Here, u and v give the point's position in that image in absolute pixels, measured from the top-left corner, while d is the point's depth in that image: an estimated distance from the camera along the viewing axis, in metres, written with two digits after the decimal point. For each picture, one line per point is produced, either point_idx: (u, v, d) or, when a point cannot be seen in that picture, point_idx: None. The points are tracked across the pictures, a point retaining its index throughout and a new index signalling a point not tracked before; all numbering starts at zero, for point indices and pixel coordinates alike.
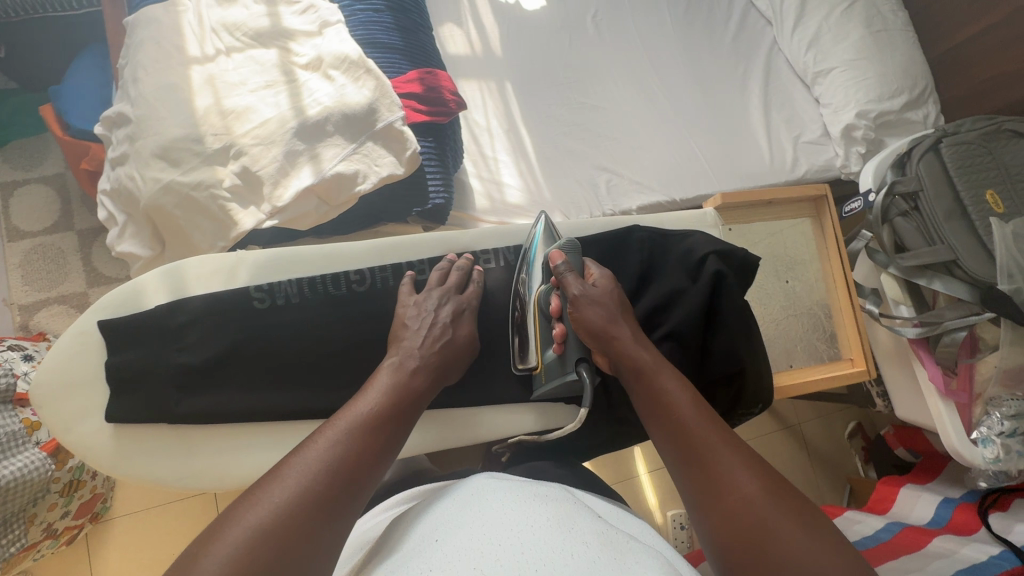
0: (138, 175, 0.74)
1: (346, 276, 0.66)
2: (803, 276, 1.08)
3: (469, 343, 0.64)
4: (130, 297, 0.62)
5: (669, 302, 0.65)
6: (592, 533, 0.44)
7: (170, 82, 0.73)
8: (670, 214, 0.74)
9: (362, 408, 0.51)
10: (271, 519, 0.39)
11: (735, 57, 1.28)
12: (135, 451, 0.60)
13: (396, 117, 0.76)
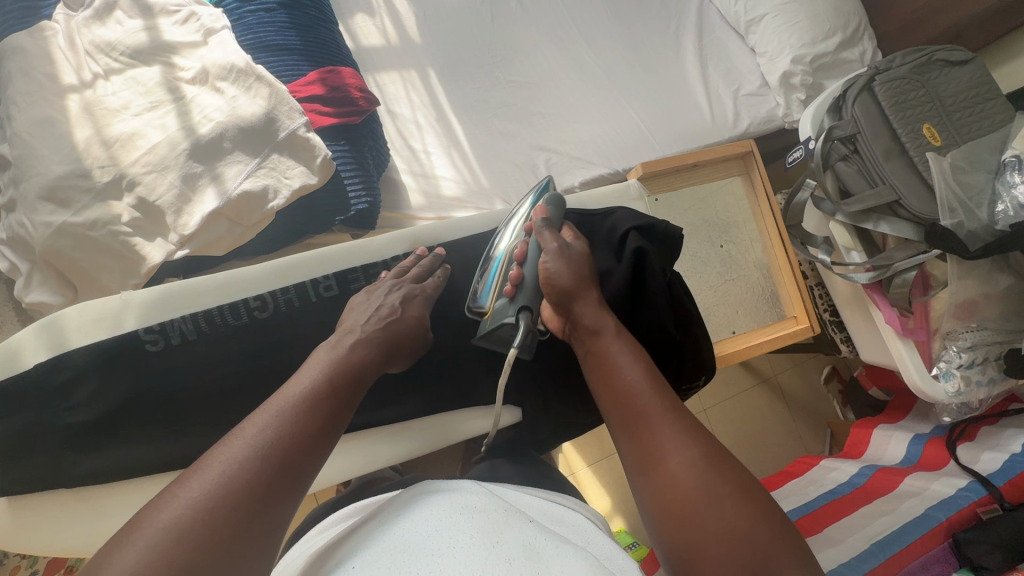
0: (27, 221, 0.68)
1: (246, 304, 0.63)
2: (737, 238, 1.05)
3: (419, 326, 0.60)
4: (5, 359, 0.57)
5: (596, 285, 0.63)
6: (522, 538, 0.40)
7: (46, 116, 0.67)
8: (590, 192, 0.72)
9: (300, 386, 0.47)
10: (190, 515, 0.35)
11: (666, 14, 1.23)
12: (39, 518, 0.58)
13: (298, 124, 0.72)
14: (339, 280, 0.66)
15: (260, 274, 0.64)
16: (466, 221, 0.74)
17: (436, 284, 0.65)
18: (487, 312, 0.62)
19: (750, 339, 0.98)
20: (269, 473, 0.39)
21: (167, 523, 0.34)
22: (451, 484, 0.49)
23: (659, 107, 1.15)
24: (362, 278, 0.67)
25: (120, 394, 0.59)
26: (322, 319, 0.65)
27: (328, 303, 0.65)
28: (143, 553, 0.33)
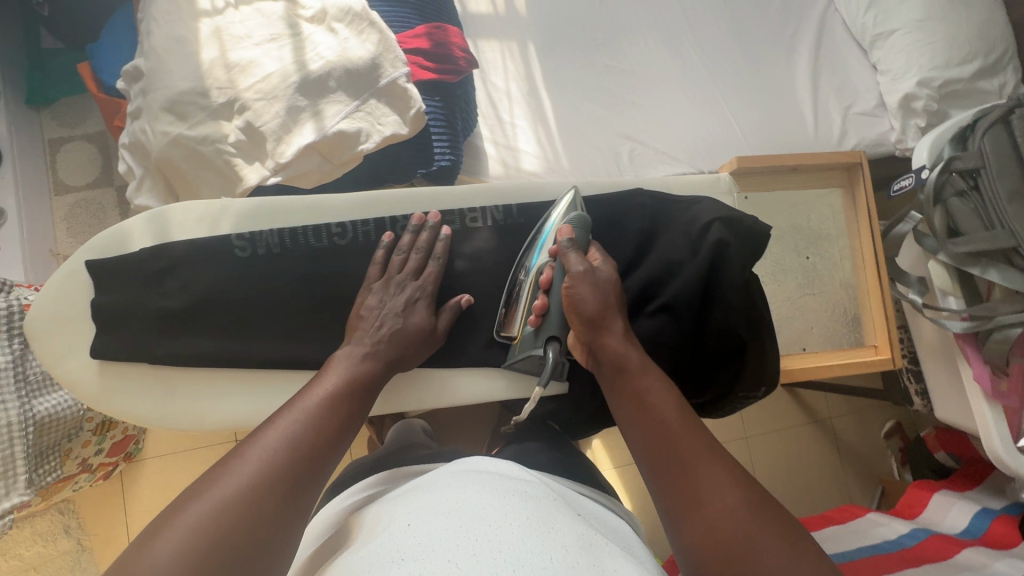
0: (149, 128, 0.75)
1: (327, 229, 0.67)
2: (827, 251, 1.00)
3: (424, 332, 0.62)
4: (116, 239, 0.65)
5: (662, 274, 0.60)
6: (572, 533, 0.42)
7: (180, 34, 0.73)
8: (675, 176, 0.67)
9: (324, 389, 0.53)
10: (237, 490, 0.40)
11: (786, 17, 1.16)
12: (120, 389, 0.65)
13: (400, 74, 0.73)
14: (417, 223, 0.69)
15: (345, 204, 0.68)
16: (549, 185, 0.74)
17: (434, 271, 0.66)
18: (516, 338, 0.66)
19: (820, 359, 0.93)
20: (303, 464, 0.45)
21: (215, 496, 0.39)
22: (476, 467, 0.53)
23: (759, 115, 1.10)
24: (437, 226, 0.70)
25: (198, 293, 0.64)
26: (396, 255, 0.68)
27: (402, 241, 0.69)
28: (195, 520, 0.37)
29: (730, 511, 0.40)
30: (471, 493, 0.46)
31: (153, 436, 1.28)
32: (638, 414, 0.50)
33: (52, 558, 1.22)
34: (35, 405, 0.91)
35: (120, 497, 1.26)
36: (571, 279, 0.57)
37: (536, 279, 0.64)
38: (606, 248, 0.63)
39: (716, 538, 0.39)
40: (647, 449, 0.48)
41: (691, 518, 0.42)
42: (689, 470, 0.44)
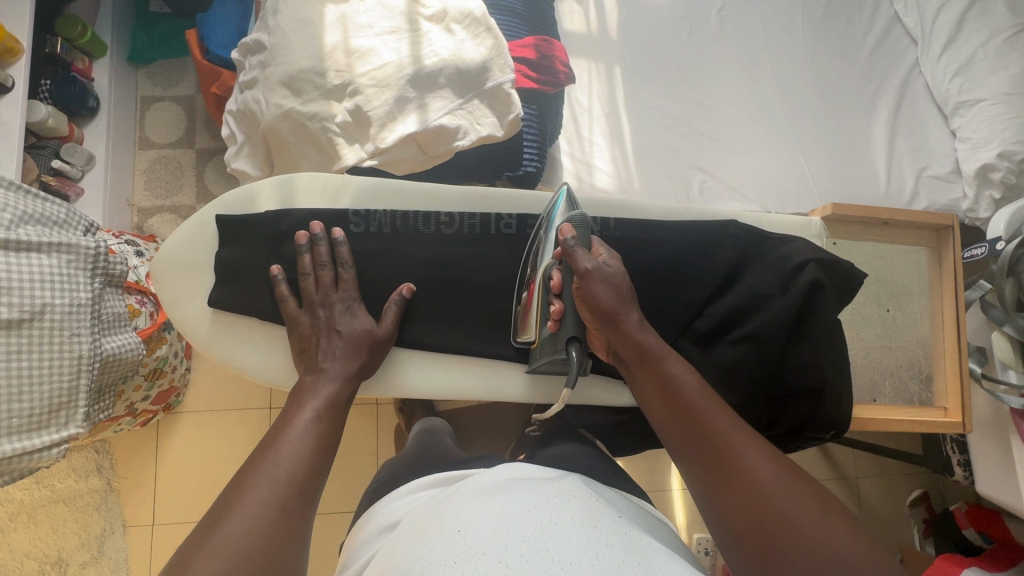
0: (263, 99, 0.80)
1: (437, 217, 0.75)
2: (907, 307, 0.98)
3: (365, 333, 0.68)
4: (247, 200, 0.73)
5: (749, 305, 0.61)
6: (617, 531, 0.47)
7: (307, 16, 0.78)
8: (775, 217, 0.69)
9: (299, 412, 0.60)
10: (250, 524, 0.48)
11: (870, 73, 1.18)
12: (223, 336, 0.72)
13: (506, 80, 0.77)
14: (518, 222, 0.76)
15: (458, 196, 0.76)
16: None
17: (349, 281, 0.70)
18: (536, 342, 0.69)
19: (889, 413, 0.91)
20: (295, 488, 0.52)
21: (231, 533, 0.47)
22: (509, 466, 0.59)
23: (831, 165, 1.11)
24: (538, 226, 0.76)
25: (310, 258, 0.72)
26: (496, 249, 0.76)
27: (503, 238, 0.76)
28: (222, 555, 0.45)
29: (758, 484, 0.50)
30: (509, 487, 0.50)
31: (193, 390, 1.33)
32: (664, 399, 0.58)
33: (82, 493, 1.26)
34: (102, 344, 0.95)
35: (154, 445, 1.31)
36: (582, 277, 0.59)
37: (546, 282, 0.65)
38: (694, 271, 0.64)
39: (753, 505, 0.49)
40: (675, 431, 0.56)
41: (724, 492, 0.51)
42: (721, 451, 0.53)
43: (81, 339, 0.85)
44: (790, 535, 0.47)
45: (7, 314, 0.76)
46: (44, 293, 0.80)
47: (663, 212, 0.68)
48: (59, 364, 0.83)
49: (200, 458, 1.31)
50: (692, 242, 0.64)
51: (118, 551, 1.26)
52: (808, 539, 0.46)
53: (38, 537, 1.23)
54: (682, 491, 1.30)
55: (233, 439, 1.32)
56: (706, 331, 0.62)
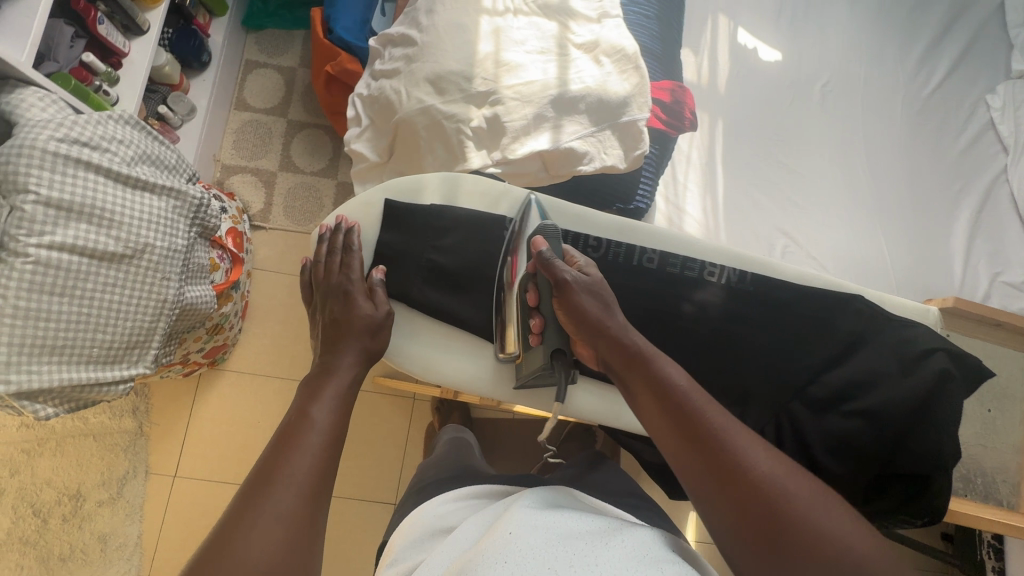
0: (403, 91, 0.82)
1: (586, 239, 0.74)
2: (1006, 409, 0.98)
3: (364, 315, 0.73)
4: (415, 190, 0.82)
5: (868, 379, 0.64)
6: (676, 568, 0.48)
7: (463, 22, 0.81)
8: (894, 299, 0.72)
9: (310, 415, 0.59)
10: (265, 539, 0.47)
11: (958, 172, 1.20)
12: None
13: (641, 117, 0.79)
14: (660, 259, 0.74)
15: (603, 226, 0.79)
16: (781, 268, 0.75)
17: (362, 281, 0.76)
18: (521, 357, 0.78)
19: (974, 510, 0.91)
20: (307, 497, 0.52)
21: (249, 548, 0.46)
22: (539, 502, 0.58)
23: (909, 252, 1.14)
24: (677, 266, 0.73)
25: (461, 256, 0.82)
26: (637, 281, 0.73)
27: (645, 271, 0.73)
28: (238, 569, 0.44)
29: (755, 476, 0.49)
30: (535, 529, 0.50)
31: (240, 351, 1.34)
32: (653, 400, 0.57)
33: (112, 431, 1.27)
34: (185, 291, 0.98)
35: (191, 398, 1.31)
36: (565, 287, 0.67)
37: (524, 301, 0.76)
38: (816, 337, 0.70)
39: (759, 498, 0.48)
40: (666, 431, 0.55)
41: (722, 488, 0.49)
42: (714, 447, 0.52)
43: (169, 284, 0.93)
44: (796, 524, 0.46)
45: (114, 247, 0.85)
46: (148, 234, 0.89)
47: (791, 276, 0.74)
48: (145, 302, 0.91)
49: (233, 419, 1.32)
50: (816, 305, 0.71)
51: (136, 495, 1.26)
52: (815, 526, 0.46)
53: (62, 466, 1.24)
54: (699, 544, 1.30)
55: (269, 406, 1.33)
56: (823, 397, 0.66)
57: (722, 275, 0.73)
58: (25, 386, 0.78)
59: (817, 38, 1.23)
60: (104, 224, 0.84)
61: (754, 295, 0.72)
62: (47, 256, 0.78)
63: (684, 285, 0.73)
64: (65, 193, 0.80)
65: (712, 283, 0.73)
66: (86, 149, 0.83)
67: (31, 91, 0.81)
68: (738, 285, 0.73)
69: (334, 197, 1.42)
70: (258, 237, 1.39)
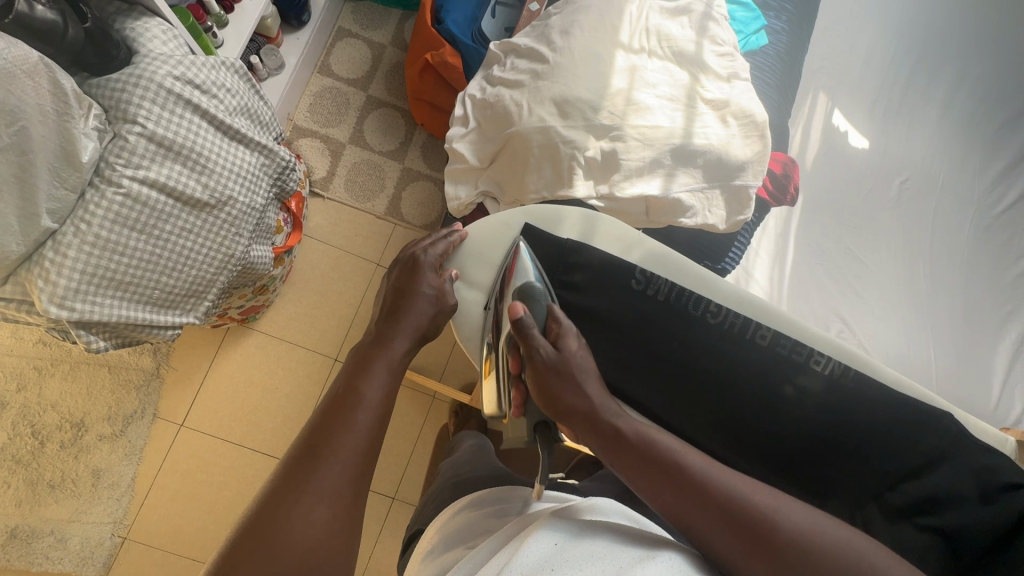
0: (525, 106, 0.82)
1: (706, 304, 0.74)
2: None
3: (430, 297, 0.70)
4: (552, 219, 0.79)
5: (945, 496, 0.62)
6: None
7: (599, 53, 0.81)
8: (976, 420, 0.72)
9: (359, 390, 0.56)
10: (311, 520, 0.46)
11: (1012, 293, 1.22)
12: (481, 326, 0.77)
13: (753, 184, 0.82)
14: (771, 337, 0.73)
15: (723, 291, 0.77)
16: (879, 368, 0.74)
17: (433, 259, 0.74)
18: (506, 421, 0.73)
19: None
20: (349, 478, 0.50)
21: (296, 528, 0.45)
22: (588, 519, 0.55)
23: (954, 361, 1.15)
24: (787, 348, 0.73)
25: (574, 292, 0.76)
26: (747, 355, 0.73)
27: (754, 346, 0.73)
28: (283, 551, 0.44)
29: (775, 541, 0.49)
30: (587, 558, 0.47)
31: (272, 313, 1.32)
32: (646, 484, 0.55)
33: (129, 367, 1.25)
34: (251, 250, 0.97)
35: (213, 350, 1.29)
36: (541, 365, 0.63)
37: (505, 367, 0.70)
38: (901, 446, 0.67)
39: (784, 552, 0.49)
40: (671, 515, 0.53)
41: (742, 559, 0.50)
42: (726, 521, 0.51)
43: (239, 241, 0.92)
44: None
45: (200, 194, 0.83)
46: (233, 186, 0.88)
47: (892, 381, 0.73)
48: (214, 254, 0.89)
49: (250, 379, 1.29)
50: (913, 418, 0.68)
51: (138, 437, 1.23)
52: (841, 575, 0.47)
53: (70, 392, 1.22)
54: None
55: (289, 374, 1.31)
56: (897, 505, 0.64)
57: (826, 366, 0.72)
58: (87, 316, 0.76)
59: (903, 135, 1.26)
60: (197, 169, 0.83)
61: (857, 394, 0.70)
62: (140, 190, 0.77)
63: (787, 368, 0.72)
64: (170, 131, 0.79)
65: (817, 372, 0.71)
66: (197, 91, 0.82)
67: (156, 24, 0.83)
68: (842, 380, 0.70)
69: (396, 180, 1.42)
70: (313, 204, 1.38)
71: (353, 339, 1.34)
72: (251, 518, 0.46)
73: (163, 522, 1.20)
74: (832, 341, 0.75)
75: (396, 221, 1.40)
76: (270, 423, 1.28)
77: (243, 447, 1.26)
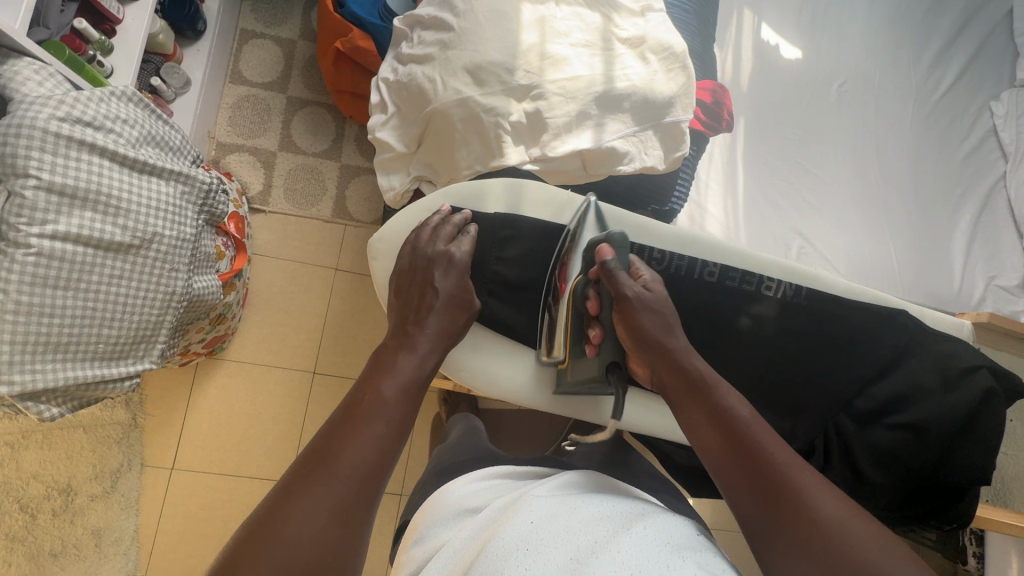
0: (439, 79, 0.78)
1: (650, 253, 0.72)
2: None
3: (456, 299, 0.66)
4: (474, 196, 0.77)
5: (911, 391, 0.65)
6: (694, 555, 0.47)
7: (504, 10, 0.77)
8: (930, 311, 0.73)
9: (381, 392, 0.54)
10: (312, 524, 0.44)
11: (960, 176, 1.24)
12: None
13: (685, 118, 0.79)
14: (719, 272, 0.72)
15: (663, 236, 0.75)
16: (828, 280, 0.74)
17: (463, 259, 0.70)
18: (566, 363, 0.73)
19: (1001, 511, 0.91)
20: (356, 486, 0.47)
21: (298, 527, 0.43)
22: (571, 497, 0.56)
23: (914, 256, 1.16)
24: (736, 280, 0.72)
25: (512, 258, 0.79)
26: (698, 297, 0.72)
27: (703, 286, 0.72)
28: (282, 548, 0.42)
29: (823, 520, 0.44)
30: (558, 538, 0.48)
31: (240, 339, 1.30)
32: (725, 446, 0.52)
33: (105, 423, 1.22)
34: (193, 282, 0.92)
35: (188, 388, 1.26)
36: (625, 301, 0.62)
37: (579, 305, 0.70)
38: (861, 352, 0.69)
39: (829, 539, 0.43)
40: (741, 494, 0.50)
41: (775, 520, 0.46)
42: (776, 483, 0.48)
43: (177, 276, 0.88)
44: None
45: (121, 237, 0.79)
46: (156, 222, 0.83)
47: (844, 291, 0.73)
48: (153, 295, 0.85)
49: (231, 409, 1.27)
50: (864, 323, 0.70)
51: (131, 489, 1.21)
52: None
53: (49, 460, 1.18)
54: None
55: (271, 396, 1.29)
56: (866, 409, 0.67)
57: (778, 289, 0.72)
58: (28, 387, 0.73)
59: (834, 37, 1.24)
60: (111, 212, 0.79)
61: (808, 311, 0.71)
62: (55, 246, 0.73)
63: (741, 299, 0.72)
64: (69, 177, 0.74)
65: (770, 298, 0.71)
66: (89, 129, 0.77)
67: (26, 65, 0.77)
68: (794, 300, 0.71)
69: (337, 180, 1.37)
70: (257, 220, 1.33)
71: (327, 348, 1.32)
72: (250, 528, 0.44)
73: (176, 566, 1.20)
74: (783, 262, 0.73)
75: (346, 222, 1.36)
76: (262, 449, 1.27)
77: (241, 476, 1.25)
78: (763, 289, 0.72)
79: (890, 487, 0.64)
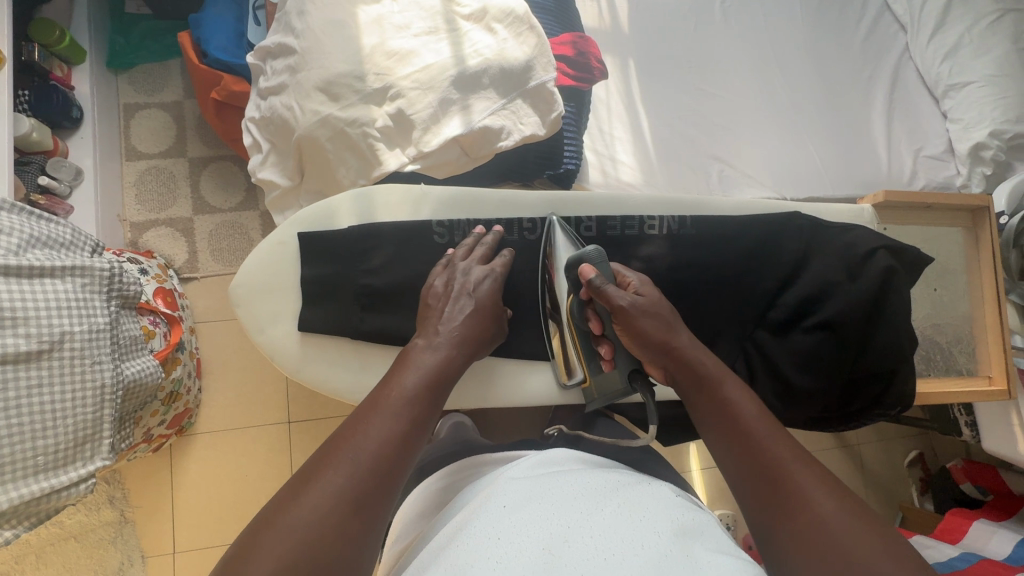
0: (296, 106, 0.76)
1: (521, 224, 0.77)
2: (953, 284, 0.97)
3: (486, 303, 0.68)
4: (325, 215, 0.77)
5: (823, 291, 0.69)
6: (666, 522, 0.46)
7: (340, 18, 0.76)
8: (825, 206, 0.77)
9: (404, 390, 0.55)
10: (312, 515, 0.43)
11: (864, 58, 1.22)
12: (317, 353, 0.76)
13: (549, 77, 0.77)
14: (598, 224, 0.76)
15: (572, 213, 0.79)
16: (714, 201, 0.76)
17: (494, 278, 0.70)
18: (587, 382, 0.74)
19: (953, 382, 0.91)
20: (371, 477, 0.47)
21: (299, 519, 0.42)
22: (548, 476, 0.55)
23: (835, 150, 1.15)
24: (618, 227, 0.75)
25: (411, 269, 0.77)
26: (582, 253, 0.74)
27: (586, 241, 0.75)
28: (283, 542, 0.41)
29: (817, 514, 0.44)
30: (535, 520, 0.46)
31: (206, 410, 1.28)
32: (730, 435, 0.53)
33: (94, 527, 1.20)
34: (124, 369, 0.90)
35: (168, 472, 1.25)
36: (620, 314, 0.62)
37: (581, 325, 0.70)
38: (765, 265, 0.72)
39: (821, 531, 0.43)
40: (744, 485, 0.50)
41: (773, 512, 0.47)
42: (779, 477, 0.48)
43: (102, 367, 0.85)
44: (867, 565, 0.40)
45: (26, 346, 0.76)
46: (61, 321, 0.80)
47: (732, 208, 0.76)
48: (82, 395, 0.82)
49: (217, 479, 1.26)
50: (757, 240, 0.72)
51: None
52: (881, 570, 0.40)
53: None
54: (700, 471, 1.33)
55: (252, 456, 1.28)
56: (786, 319, 0.70)
57: (662, 226, 0.74)
58: None
59: None
60: (9, 323, 0.75)
61: (695, 239, 0.73)
62: None
63: (628, 244, 0.74)
64: None
65: (654, 236, 0.74)
66: None
67: None
68: (679, 232, 0.74)
69: (260, 228, 1.34)
70: (191, 289, 1.31)
71: (296, 395, 1.31)
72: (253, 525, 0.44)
73: None
74: (664, 197, 0.76)
75: None
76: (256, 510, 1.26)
77: None
78: (646, 230, 0.74)
79: (825, 387, 0.68)
